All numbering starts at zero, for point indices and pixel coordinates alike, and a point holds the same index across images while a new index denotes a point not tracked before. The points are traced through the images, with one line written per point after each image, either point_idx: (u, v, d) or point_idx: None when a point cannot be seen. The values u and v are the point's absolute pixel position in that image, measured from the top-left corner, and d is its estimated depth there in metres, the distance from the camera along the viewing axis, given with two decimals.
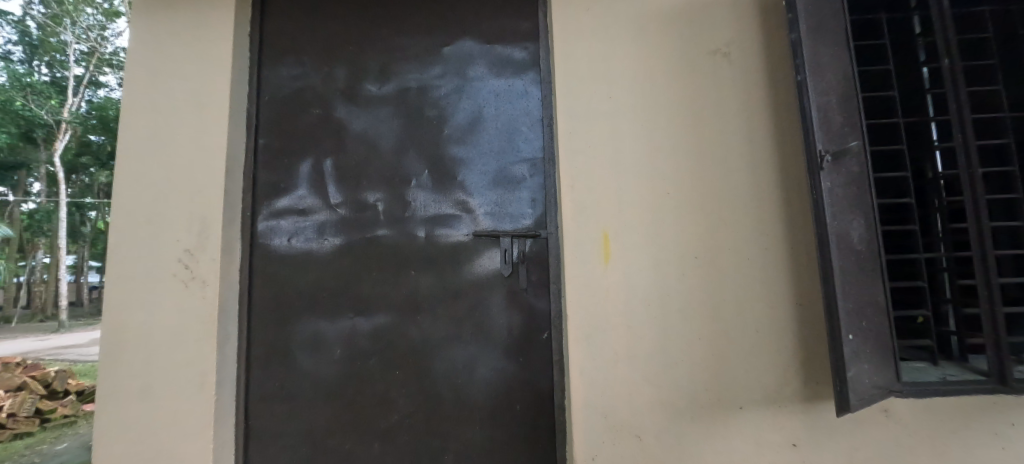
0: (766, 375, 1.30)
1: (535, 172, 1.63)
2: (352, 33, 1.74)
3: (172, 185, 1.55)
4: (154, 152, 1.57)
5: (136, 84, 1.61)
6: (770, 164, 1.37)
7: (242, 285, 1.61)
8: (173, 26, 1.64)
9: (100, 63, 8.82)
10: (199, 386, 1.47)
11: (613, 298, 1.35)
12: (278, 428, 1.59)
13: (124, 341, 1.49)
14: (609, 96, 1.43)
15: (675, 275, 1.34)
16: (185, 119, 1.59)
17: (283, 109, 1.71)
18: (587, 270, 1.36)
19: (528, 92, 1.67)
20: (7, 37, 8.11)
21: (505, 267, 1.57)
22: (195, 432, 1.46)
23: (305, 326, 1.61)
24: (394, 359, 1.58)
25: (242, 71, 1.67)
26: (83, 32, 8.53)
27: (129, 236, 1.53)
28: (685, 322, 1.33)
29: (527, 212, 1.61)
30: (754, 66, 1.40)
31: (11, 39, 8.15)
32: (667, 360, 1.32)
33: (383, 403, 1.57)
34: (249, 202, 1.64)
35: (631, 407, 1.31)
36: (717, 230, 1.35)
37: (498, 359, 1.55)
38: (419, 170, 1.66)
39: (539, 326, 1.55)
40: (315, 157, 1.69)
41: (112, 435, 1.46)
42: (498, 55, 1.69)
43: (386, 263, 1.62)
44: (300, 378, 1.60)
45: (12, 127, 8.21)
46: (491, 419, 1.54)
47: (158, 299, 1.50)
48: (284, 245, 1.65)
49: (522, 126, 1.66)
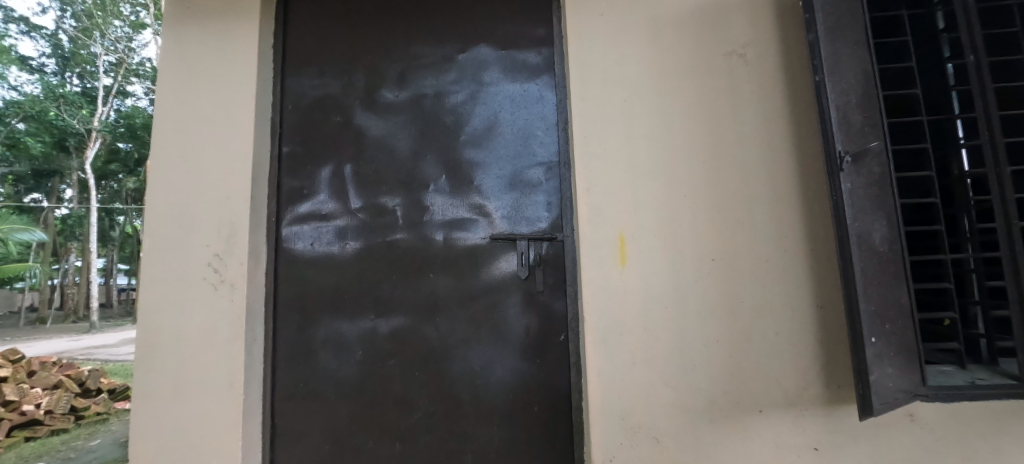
0: (787, 378, 1.29)
1: (550, 176, 1.65)
2: (369, 41, 1.79)
3: (202, 191, 1.61)
4: (183, 159, 1.64)
5: (167, 95, 1.68)
6: (788, 165, 1.36)
7: (268, 289, 1.66)
8: (201, 38, 1.70)
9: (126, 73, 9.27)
10: (228, 385, 1.53)
11: (630, 301, 1.35)
12: (302, 427, 1.63)
13: (159, 342, 1.55)
14: (624, 99, 1.43)
15: (692, 278, 1.34)
16: (213, 128, 1.65)
17: (306, 118, 1.76)
18: (603, 273, 1.37)
19: (542, 97, 1.69)
20: (41, 50, 8.67)
21: (522, 270, 1.59)
22: (224, 430, 1.51)
23: (327, 327, 1.66)
24: (414, 360, 1.61)
25: (266, 81, 1.72)
26: (111, 43, 9.02)
27: (162, 241, 1.59)
28: (702, 324, 1.33)
29: (542, 216, 1.62)
30: (771, 66, 1.40)
31: (44, 52, 8.70)
32: (684, 361, 1.32)
33: (403, 403, 1.60)
34: (273, 208, 1.70)
35: (648, 409, 1.32)
36: (733, 232, 1.35)
37: (515, 360, 1.57)
38: (436, 175, 1.69)
39: (556, 327, 1.57)
40: (334, 163, 1.73)
41: (147, 431, 1.53)
42: (514, 60, 1.72)
43: (405, 266, 1.65)
44: (323, 378, 1.64)
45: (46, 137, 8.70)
46: (509, 419, 1.55)
47: (188, 301, 1.57)
48: (307, 249, 1.70)
49: (537, 130, 1.67)
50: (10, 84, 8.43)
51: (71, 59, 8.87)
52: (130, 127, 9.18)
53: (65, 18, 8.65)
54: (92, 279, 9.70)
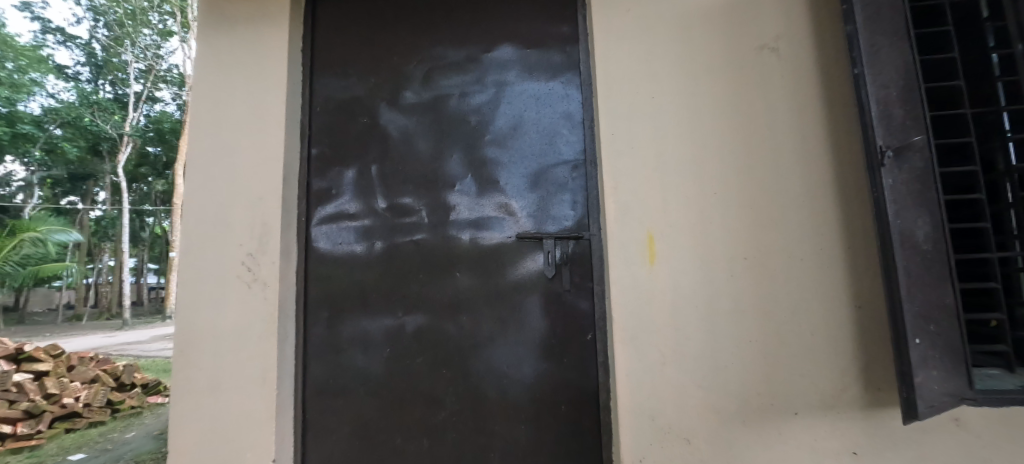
0: (823, 380, 1.26)
1: (576, 175, 1.64)
2: (393, 42, 1.81)
3: (235, 192, 1.66)
4: (217, 162, 1.68)
5: (202, 100, 1.73)
6: (824, 161, 1.32)
7: (299, 287, 1.70)
8: (233, 44, 1.75)
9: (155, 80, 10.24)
10: (262, 380, 1.57)
11: (659, 301, 1.33)
12: (331, 423, 1.66)
13: (195, 339, 1.60)
14: (652, 96, 1.42)
15: (723, 277, 1.32)
16: (246, 130, 1.69)
17: (334, 119, 1.79)
18: (631, 272, 1.35)
19: (568, 95, 1.68)
20: (77, 60, 9.84)
21: (548, 269, 1.58)
22: (259, 424, 1.55)
23: (355, 325, 1.68)
24: (440, 358, 1.62)
25: (295, 84, 1.76)
26: (143, 51, 10.06)
27: (198, 242, 1.65)
28: (733, 324, 1.30)
29: (569, 214, 1.62)
30: (804, 60, 1.36)
31: (81, 62, 9.86)
32: (715, 362, 1.30)
33: (431, 401, 1.61)
34: (303, 208, 1.73)
35: (679, 410, 1.30)
36: (766, 230, 1.32)
37: (542, 359, 1.57)
38: (461, 175, 1.70)
39: (583, 326, 1.56)
40: (361, 163, 1.76)
41: (185, 424, 1.58)
42: (539, 59, 1.71)
43: (431, 265, 1.67)
44: (352, 375, 1.67)
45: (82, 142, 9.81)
46: (536, 418, 1.55)
47: (223, 299, 1.61)
48: (335, 248, 1.73)
49: (563, 129, 1.67)
50: (49, 92, 9.53)
51: (105, 66, 9.95)
52: (159, 132, 10.41)
53: (99, 26, 9.72)
54: (124, 278, 10.09)
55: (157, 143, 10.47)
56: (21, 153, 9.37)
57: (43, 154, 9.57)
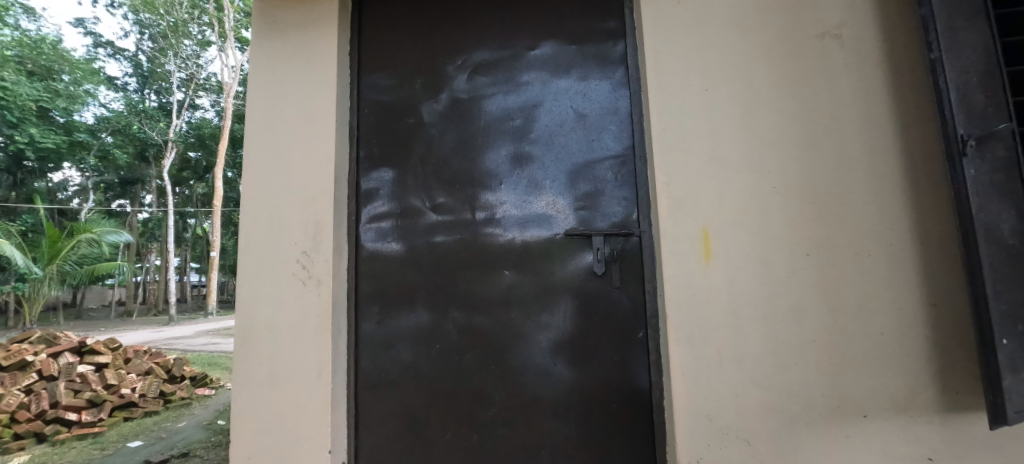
0: (895, 382, 1.20)
1: (625, 170, 1.62)
2: (436, 42, 1.83)
3: (289, 193, 1.72)
4: (272, 165, 1.75)
5: (257, 106, 1.80)
6: (894, 152, 1.25)
7: (350, 284, 1.74)
8: (285, 50, 1.81)
9: (197, 88, 12.79)
10: (317, 374, 1.63)
11: (715, 299, 1.30)
12: (382, 416, 1.70)
13: (254, 334, 1.68)
14: (705, 89, 1.38)
15: (785, 274, 1.28)
16: (298, 134, 1.75)
17: (381, 121, 1.83)
18: (686, 269, 1.33)
19: (615, 91, 1.66)
20: (123, 71, 11.97)
21: (598, 266, 1.57)
22: (315, 415, 1.61)
23: (405, 321, 1.72)
24: (489, 355, 1.63)
25: (344, 87, 1.81)
26: (184, 61, 12.45)
27: (256, 241, 1.72)
28: (795, 323, 1.26)
29: (617, 211, 1.60)
30: (871, 47, 1.30)
31: (128, 72, 12.11)
32: (777, 362, 1.26)
33: (480, 397, 1.63)
34: (353, 208, 1.78)
35: (738, 410, 1.27)
36: (831, 225, 1.27)
37: (591, 356, 1.56)
38: (508, 173, 1.70)
39: (634, 324, 1.54)
40: (402, 164, 1.79)
41: (246, 415, 1.65)
42: (585, 55, 1.70)
43: (479, 262, 1.68)
44: (402, 370, 1.70)
45: (130, 148, 12.09)
46: (585, 415, 1.55)
47: (280, 296, 1.68)
48: (385, 247, 1.76)
49: (610, 124, 1.65)
50: (101, 101, 11.56)
51: (149, 76, 12.21)
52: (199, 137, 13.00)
53: (144, 39, 12.01)
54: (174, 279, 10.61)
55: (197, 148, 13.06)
56: (77, 160, 11.53)
57: (95, 161, 11.75)
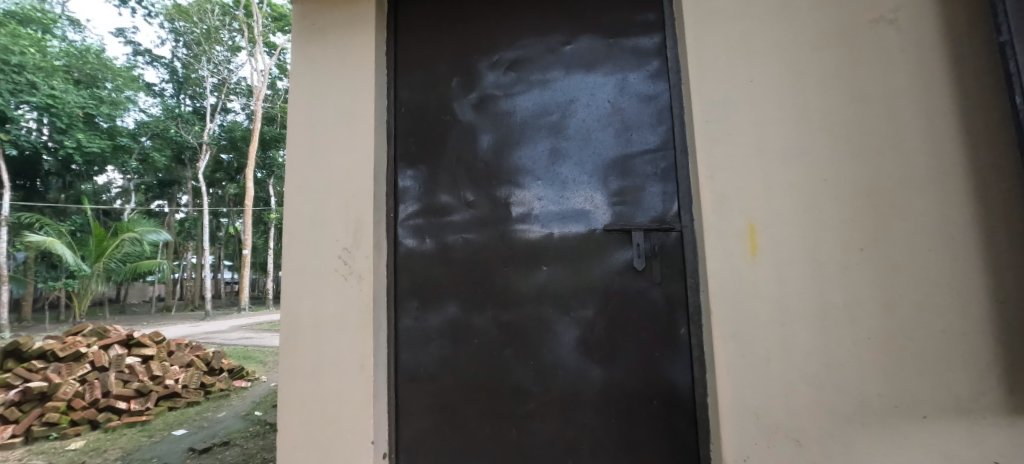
0: (956, 382, 1.17)
1: (665, 165, 1.59)
2: (471, 40, 1.84)
3: (330, 191, 1.77)
4: (314, 164, 1.80)
5: (299, 107, 1.85)
6: (955, 144, 1.21)
7: (389, 280, 1.78)
8: (325, 51, 1.86)
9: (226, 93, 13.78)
10: (360, 367, 1.67)
11: (763, 295, 1.28)
12: (422, 409, 1.73)
13: (298, 329, 1.73)
14: (751, 81, 1.35)
15: (837, 270, 1.25)
16: (339, 133, 1.80)
17: (418, 119, 1.85)
18: (732, 265, 1.31)
19: (654, 84, 1.64)
20: (161, 78, 12.92)
21: (638, 262, 1.55)
22: (359, 407, 1.66)
23: (442, 317, 1.73)
24: (527, 350, 1.64)
25: (382, 86, 1.84)
26: (212, 65, 13.26)
27: (299, 238, 1.77)
28: (848, 320, 1.23)
29: (658, 205, 1.58)
30: (929, 33, 1.25)
31: (164, 79, 12.99)
32: (829, 360, 1.23)
33: (518, 392, 1.63)
34: (391, 205, 1.80)
35: (788, 409, 1.24)
36: (886, 220, 1.23)
37: (631, 353, 1.55)
38: (546, 168, 1.69)
39: (676, 320, 1.52)
40: (435, 162, 1.81)
41: (292, 407, 1.71)
42: (622, 48, 1.68)
43: (517, 258, 1.67)
44: (440, 364, 1.72)
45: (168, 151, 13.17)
46: (626, 411, 1.54)
47: (323, 291, 1.73)
48: (423, 244, 1.78)
49: (650, 118, 1.63)
50: (141, 107, 12.46)
51: (181, 82, 13.24)
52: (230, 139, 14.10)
53: (179, 48, 12.99)
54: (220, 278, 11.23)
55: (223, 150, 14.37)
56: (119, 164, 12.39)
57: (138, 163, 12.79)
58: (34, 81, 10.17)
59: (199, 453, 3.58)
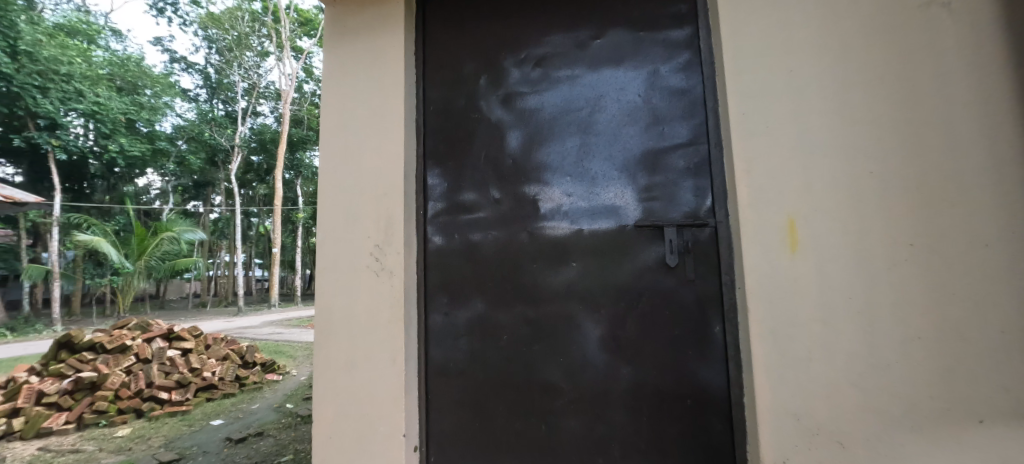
0: (1014, 383, 1.12)
1: (698, 159, 1.55)
2: (498, 37, 1.83)
3: (362, 189, 1.80)
4: (346, 163, 1.84)
5: (332, 107, 1.89)
6: (1012, 135, 1.17)
7: (418, 276, 1.79)
8: (355, 52, 1.89)
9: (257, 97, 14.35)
10: (391, 361, 1.70)
11: (804, 291, 1.26)
12: (451, 404, 1.74)
13: (333, 324, 1.77)
14: (790, 74, 1.33)
15: (882, 266, 1.22)
16: (370, 132, 1.83)
17: (446, 117, 1.86)
18: (770, 260, 1.30)
19: (686, 76, 1.60)
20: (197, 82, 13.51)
21: (671, 258, 1.52)
22: (391, 401, 1.69)
23: (471, 313, 1.74)
24: (556, 347, 1.62)
25: (411, 85, 1.86)
26: (246, 71, 13.90)
27: (332, 235, 1.81)
28: (895, 318, 1.20)
29: (690, 200, 1.54)
30: (983, 20, 1.21)
31: (200, 85, 13.63)
32: (874, 359, 1.21)
33: (548, 389, 1.62)
34: (421, 202, 1.82)
35: (830, 409, 1.22)
36: (936, 215, 1.19)
37: (663, 351, 1.52)
38: (575, 164, 1.67)
39: (710, 317, 1.49)
40: (462, 160, 1.82)
41: (327, 400, 1.76)
42: (653, 41, 1.64)
43: (546, 255, 1.66)
44: (469, 361, 1.73)
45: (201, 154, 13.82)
46: (658, 410, 1.51)
47: (355, 287, 1.76)
48: (452, 241, 1.79)
49: (682, 111, 1.59)
50: (178, 112, 13.06)
51: (217, 87, 13.84)
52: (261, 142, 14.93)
53: (212, 54, 13.48)
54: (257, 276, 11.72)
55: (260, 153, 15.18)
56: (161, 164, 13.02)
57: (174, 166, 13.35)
58: (83, 91, 10.63)
59: (234, 442, 3.71)
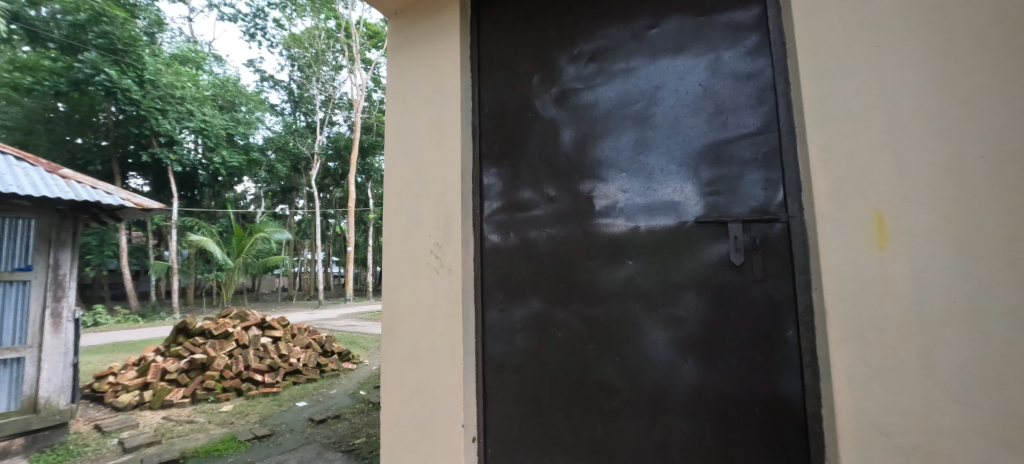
0: None
1: (767, 149, 1.41)
2: (550, 33, 1.80)
3: (423, 191, 1.90)
4: (409, 167, 1.96)
5: (396, 116, 2.03)
6: None
7: (476, 274, 1.83)
8: (417, 62, 2.00)
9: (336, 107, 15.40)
10: (451, 354, 1.77)
11: (892, 291, 1.16)
12: (508, 399, 1.76)
13: (397, 317, 1.90)
14: (870, 60, 1.24)
15: (991, 264, 1.09)
16: (429, 137, 1.92)
17: (501, 117, 1.87)
18: (854, 257, 1.21)
19: (753, 60, 1.44)
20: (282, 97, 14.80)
21: (736, 256, 1.41)
22: (452, 392, 1.75)
23: (527, 310, 1.74)
24: (613, 346, 1.58)
25: (467, 89, 1.91)
26: (325, 85, 15.00)
27: (396, 235, 1.95)
28: (1007, 324, 1.06)
29: (758, 194, 1.40)
30: None
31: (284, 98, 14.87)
32: (980, 368, 1.07)
33: (604, 389, 1.58)
34: (478, 202, 1.86)
35: (922, 420, 1.11)
36: None
37: (727, 355, 1.41)
38: (630, 160, 1.61)
39: (782, 322, 1.35)
40: (516, 159, 1.82)
41: (393, 386, 1.90)
42: (715, 24, 1.51)
43: (602, 253, 1.63)
44: (526, 357, 1.74)
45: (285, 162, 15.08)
46: (724, 419, 1.40)
47: (416, 283, 1.86)
48: (508, 239, 1.81)
49: (749, 99, 1.44)
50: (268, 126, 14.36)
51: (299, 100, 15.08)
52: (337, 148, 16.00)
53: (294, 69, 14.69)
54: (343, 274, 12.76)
55: (337, 158, 16.32)
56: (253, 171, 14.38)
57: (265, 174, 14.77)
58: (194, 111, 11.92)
59: (315, 422, 4.01)
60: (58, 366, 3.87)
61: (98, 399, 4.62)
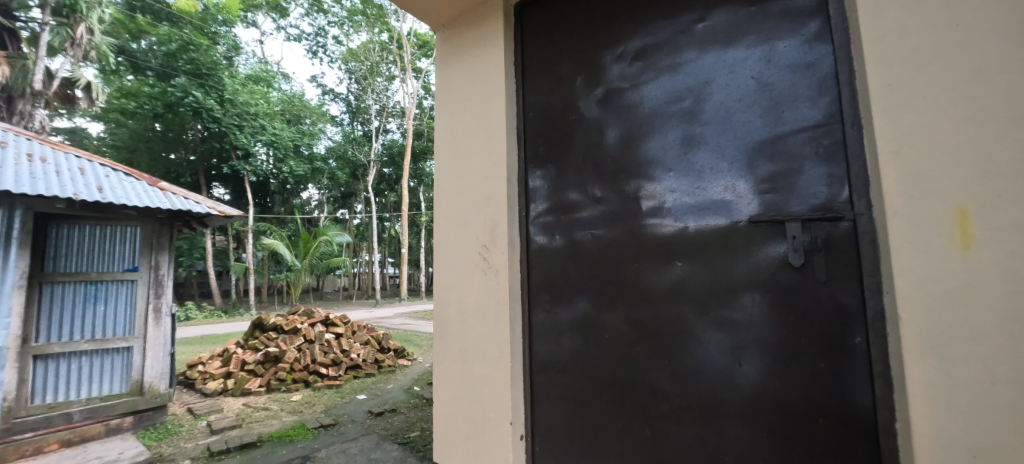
0: None
1: (829, 142, 1.31)
2: (594, 33, 1.78)
3: (471, 194, 1.95)
4: (459, 171, 2.03)
5: (446, 123, 2.10)
6: None
7: (522, 275, 1.85)
8: (465, 70, 2.06)
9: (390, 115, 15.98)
10: (498, 353, 1.80)
11: (973, 296, 1.06)
12: (556, 400, 1.76)
13: (449, 316, 1.98)
14: (944, 43, 1.13)
15: None
16: (476, 141, 1.98)
17: (545, 119, 1.87)
18: (928, 258, 1.11)
19: (812, 47, 1.35)
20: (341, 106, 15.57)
21: (796, 257, 1.33)
22: (500, 390, 1.78)
23: (574, 311, 1.73)
24: (662, 349, 1.53)
25: (512, 93, 1.94)
26: (381, 94, 15.61)
27: (448, 237, 2.02)
28: None
29: (820, 191, 1.31)
30: None
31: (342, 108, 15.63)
32: None
33: (653, 392, 1.54)
34: (523, 204, 1.87)
35: (1012, 437, 1.01)
36: None
37: (786, 362, 1.33)
38: (678, 159, 1.55)
39: (848, 328, 1.25)
40: (562, 160, 1.81)
41: (445, 381, 1.97)
42: (769, 11, 1.42)
43: (649, 254, 1.59)
44: (572, 359, 1.73)
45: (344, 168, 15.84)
46: (783, 427, 1.33)
47: (466, 284, 1.92)
48: (553, 241, 1.81)
49: (807, 89, 1.35)
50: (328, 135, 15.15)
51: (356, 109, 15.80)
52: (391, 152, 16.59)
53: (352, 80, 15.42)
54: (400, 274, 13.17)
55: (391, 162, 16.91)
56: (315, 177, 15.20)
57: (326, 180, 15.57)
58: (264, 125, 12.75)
59: (376, 414, 4.20)
60: (161, 355, 4.30)
61: (189, 385, 5.12)
